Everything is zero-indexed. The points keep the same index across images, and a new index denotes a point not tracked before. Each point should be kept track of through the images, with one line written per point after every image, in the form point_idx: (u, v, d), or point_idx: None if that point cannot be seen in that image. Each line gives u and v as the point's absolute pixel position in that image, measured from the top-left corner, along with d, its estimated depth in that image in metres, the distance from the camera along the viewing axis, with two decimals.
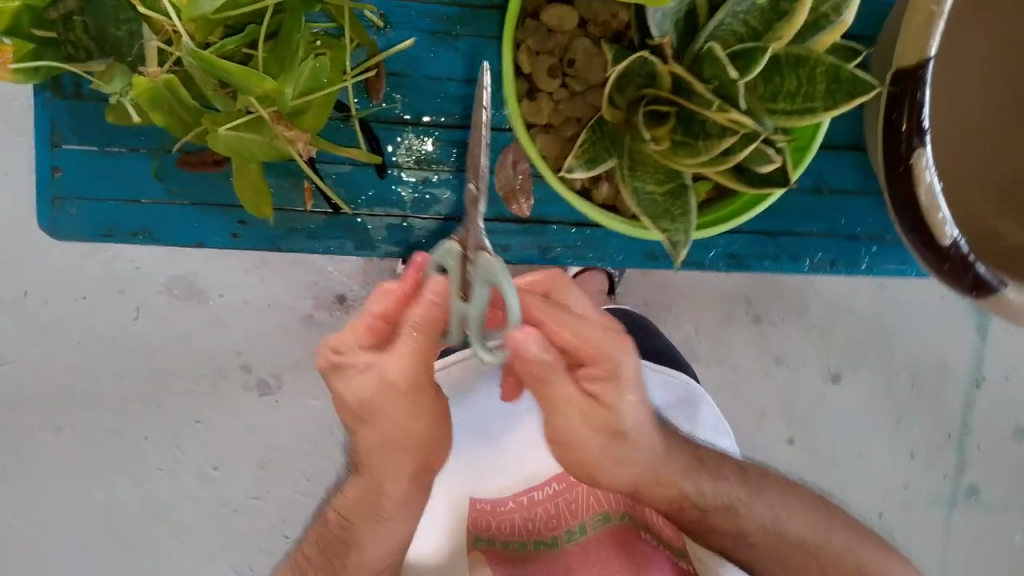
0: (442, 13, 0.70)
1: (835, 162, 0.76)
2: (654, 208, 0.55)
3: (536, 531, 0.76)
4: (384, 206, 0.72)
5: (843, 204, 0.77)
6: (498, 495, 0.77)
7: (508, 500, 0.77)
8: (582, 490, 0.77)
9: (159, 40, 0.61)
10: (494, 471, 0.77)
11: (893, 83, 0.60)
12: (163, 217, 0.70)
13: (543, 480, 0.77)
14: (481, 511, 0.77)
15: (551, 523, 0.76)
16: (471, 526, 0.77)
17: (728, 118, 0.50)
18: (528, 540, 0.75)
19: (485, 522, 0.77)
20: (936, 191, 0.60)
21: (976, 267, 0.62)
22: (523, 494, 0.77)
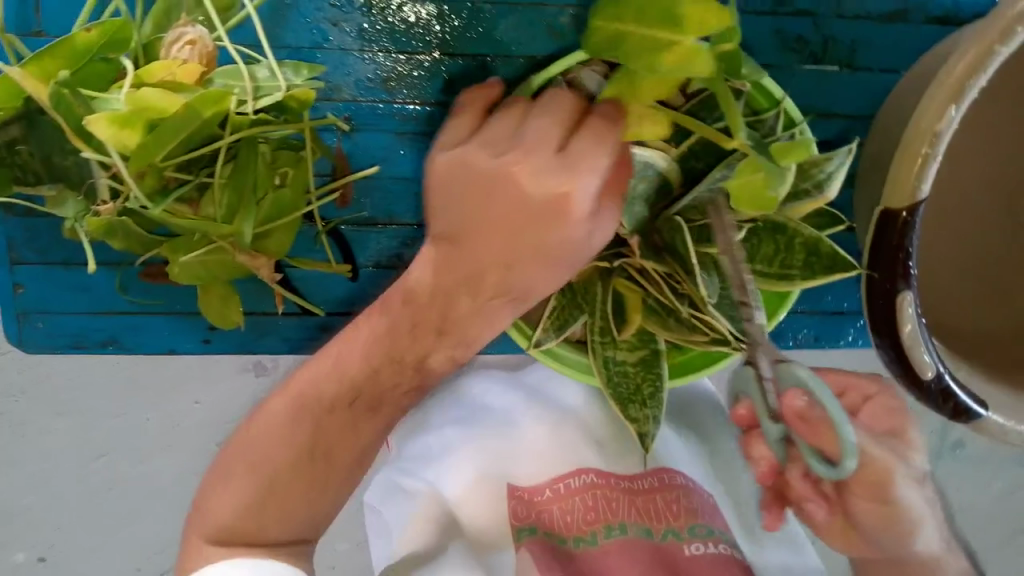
0: (410, 112, 0.66)
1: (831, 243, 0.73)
2: (624, 385, 0.53)
3: (571, 529, 0.67)
4: (357, 304, 0.70)
5: (831, 281, 0.75)
6: (534, 483, 0.68)
7: (545, 488, 0.68)
8: (623, 495, 0.68)
9: (109, 180, 0.58)
10: (518, 457, 0.69)
11: (880, 224, 0.58)
12: (131, 326, 0.69)
13: (578, 469, 0.69)
14: (519, 496, 0.68)
15: (589, 522, 0.67)
16: (507, 514, 0.67)
17: (701, 317, 0.50)
18: (565, 538, 0.67)
19: (524, 510, 0.67)
20: (919, 332, 0.58)
21: (957, 395, 0.61)
22: (558, 482, 0.68)
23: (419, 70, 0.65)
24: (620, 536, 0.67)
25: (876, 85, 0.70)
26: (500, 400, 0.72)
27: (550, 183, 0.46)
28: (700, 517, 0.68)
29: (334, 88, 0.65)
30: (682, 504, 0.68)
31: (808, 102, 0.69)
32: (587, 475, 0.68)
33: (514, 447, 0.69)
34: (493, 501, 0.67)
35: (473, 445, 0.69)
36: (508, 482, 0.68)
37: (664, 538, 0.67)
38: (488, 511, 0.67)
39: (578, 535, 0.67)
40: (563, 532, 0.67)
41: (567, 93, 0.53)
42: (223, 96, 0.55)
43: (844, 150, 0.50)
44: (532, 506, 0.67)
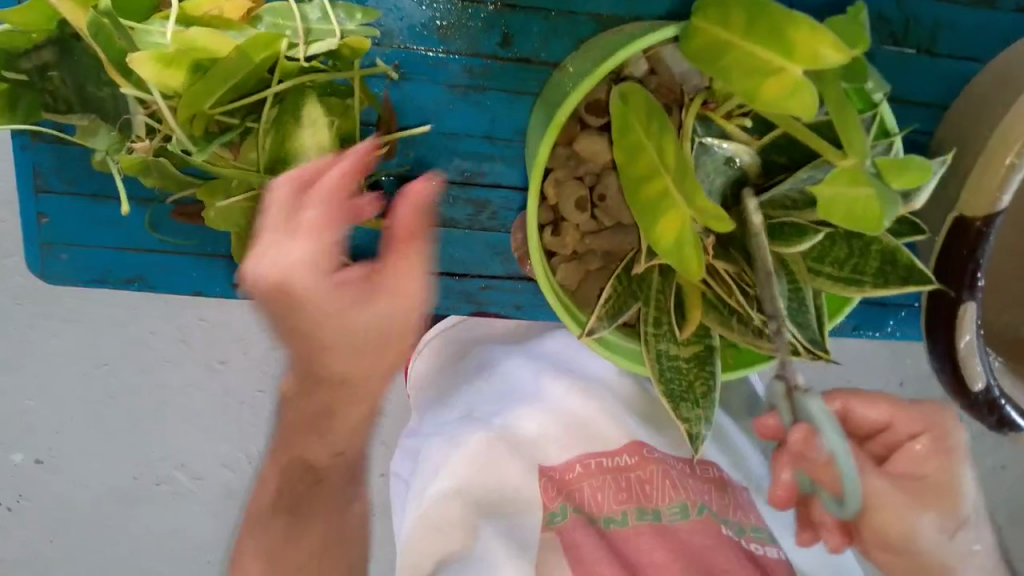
0: (465, 64, 0.62)
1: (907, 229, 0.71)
2: (677, 382, 0.51)
3: (602, 507, 0.63)
4: None
5: None
6: (567, 459, 0.64)
7: (578, 462, 0.64)
8: (659, 467, 0.64)
9: (146, 117, 0.55)
10: (549, 431, 0.65)
11: (951, 231, 0.56)
12: (157, 265, 0.66)
13: (619, 448, 0.64)
14: (551, 478, 0.63)
15: (621, 500, 0.63)
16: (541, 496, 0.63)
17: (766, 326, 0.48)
18: (596, 517, 0.63)
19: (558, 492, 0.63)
20: (977, 343, 0.57)
21: (1003, 408, 0.59)
22: (594, 458, 0.64)
23: (477, 20, 0.61)
24: (653, 520, 0.63)
25: (953, 72, 0.66)
26: (537, 371, 0.67)
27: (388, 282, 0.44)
28: (732, 511, 0.65)
29: (386, 33, 0.61)
30: (714, 498, 0.65)
31: (880, 85, 0.66)
32: (626, 456, 0.64)
33: (543, 419, 0.65)
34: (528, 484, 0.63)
35: (506, 425, 0.64)
36: (541, 464, 0.64)
37: (700, 514, 0.63)
38: (520, 492, 0.63)
39: (609, 513, 0.63)
40: (594, 510, 0.63)
41: (645, 69, 0.50)
42: (275, 38, 0.52)
43: (937, 161, 0.47)
44: (564, 490, 0.63)
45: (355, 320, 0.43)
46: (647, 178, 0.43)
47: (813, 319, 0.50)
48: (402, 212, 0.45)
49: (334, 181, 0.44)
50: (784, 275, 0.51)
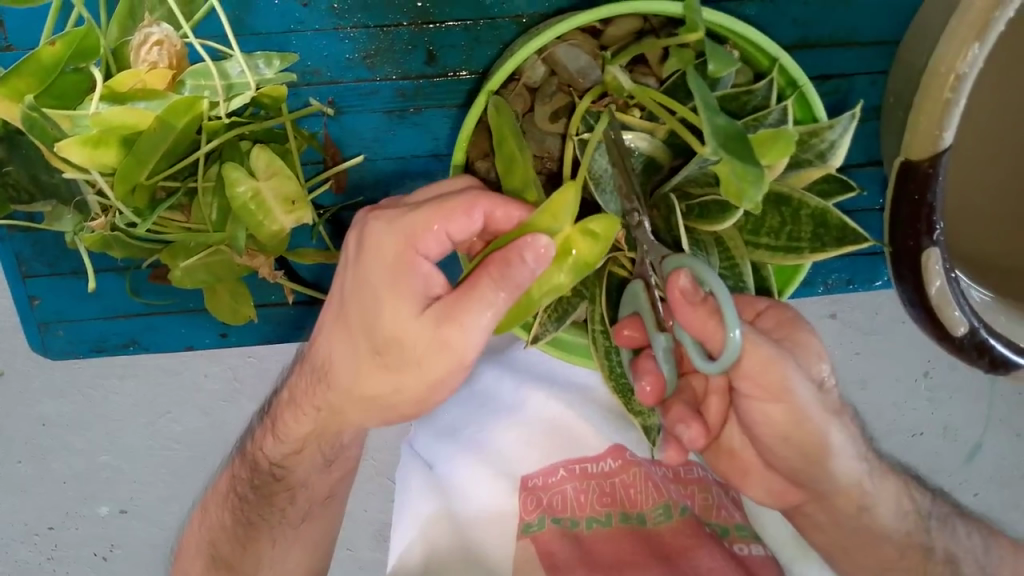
0: (395, 89, 0.63)
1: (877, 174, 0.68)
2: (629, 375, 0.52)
3: (584, 509, 0.68)
4: None
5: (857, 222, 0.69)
6: (547, 467, 0.69)
7: (559, 470, 0.69)
8: (638, 471, 0.69)
9: (94, 197, 0.57)
10: (526, 444, 0.70)
11: (899, 178, 0.53)
12: (147, 328, 0.69)
13: (593, 454, 0.69)
14: (531, 489, 0.69)
15: (602, 503, 0.69)
16: (519, 507, 0.68)
17: None
18: (578, 519, 0.68)
19: (535, 500, 0.68)
20: (948, 289, 0.54)
21: (993, 348, 0.57)
22: (573, 465, 0.69)
23: (400, 42, 0.62)
24: (637, 523, 0.68)
25: (898, 5, 0.63)
26: (510, 386, 0.72)
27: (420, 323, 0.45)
28: (713, 513, 0.70)
29: (312, 71, 0.62)
30: (697, 500, 0.70)
31: (823, 30, 0.63)
32: (605, 461, 0.69)
33: (519, 435, 0.70)
34: (507, 497, 0.69)
35: (487, 441, 0.70)
36: (519, 475, 0.69)
37: (683, 514, 0.69)
38: (498, 504, 0.69)
39: (592, 516, 0.68)
40: (575, 513, 0.68)
41: (544, 72, 0.50)
42: (194, 101, 0.54)
43: (848, 117, 0.45)
44: (548, 495, 0.69)
45: (420, 355, 0.45)
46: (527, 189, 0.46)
47: None
48: (457, 233, 0.44)
49: (435, 216, 0.44)
50: (720, 253, 0.50)
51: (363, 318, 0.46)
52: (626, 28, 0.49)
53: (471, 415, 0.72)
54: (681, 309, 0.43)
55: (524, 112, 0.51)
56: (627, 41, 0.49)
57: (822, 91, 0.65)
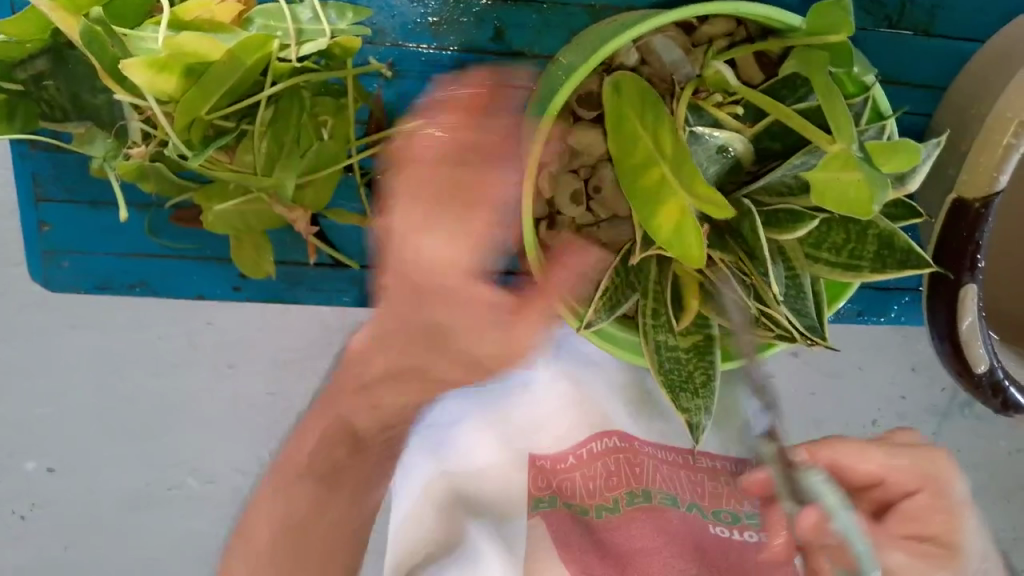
0: (459, 61, 0.62)
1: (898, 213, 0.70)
2: (676, 372, 0.51)
3: (593, 497, 0.68)
4: None
5: None
6: (557, 450, 0.69)
7: (569, 454, 0.69)
8: (644, 459, 0.69)
9: (141, 123, 0.55)
10: (532, 420, 0.70)
11: (950, 215, 0.55)
12: (157, 271, 0.67)
13: (600, 435, 0.69)
14: (540, 470, 0.68)
15: (612, 487, 0.68)
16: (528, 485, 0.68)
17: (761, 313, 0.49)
18: (588, 506, 0.68)
19: (544, 481, 0.68)
20: (978, 326, 0.56)
21: (1007, 390, 0.59)
22: (580, 447, 0.69)
23: (468, 15, 0.61)
24: (643, 502, 0.67)
25: (951, 53, 0.66)
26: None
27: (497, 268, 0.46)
28: (723, 502, 0.67)
29: (377, 29, 0.61)
30: (707, 490, 0.68)
31: (878, 67, 0.65)
32: (609, 440, 0.69)
33: (524, 410, 0.70)
34: (518, 468, 0.68)
35: (495, 413, 0.70)
36: (529, 451, 0.69)
37: (689, 510, 0.67)
38: (510, 480, 0.68)
39: (601, 503, 0.68)
40: (586, 500, 0.68)
41: (637, 60, 0.50)
42: (267, 40, 0.53)
43: (933, 143, 0.46)
44: (552, 480, 0.68)
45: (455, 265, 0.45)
46: (645, 169, 0.45)
47: (811, 308, 0.50)
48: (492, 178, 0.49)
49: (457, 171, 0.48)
50: (783, 263, 0.51)
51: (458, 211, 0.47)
52: (719, 29, 0.50)
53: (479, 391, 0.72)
54: (816, 538, 0.47)
55: None
56: (720, 41, 0.50)
57: None
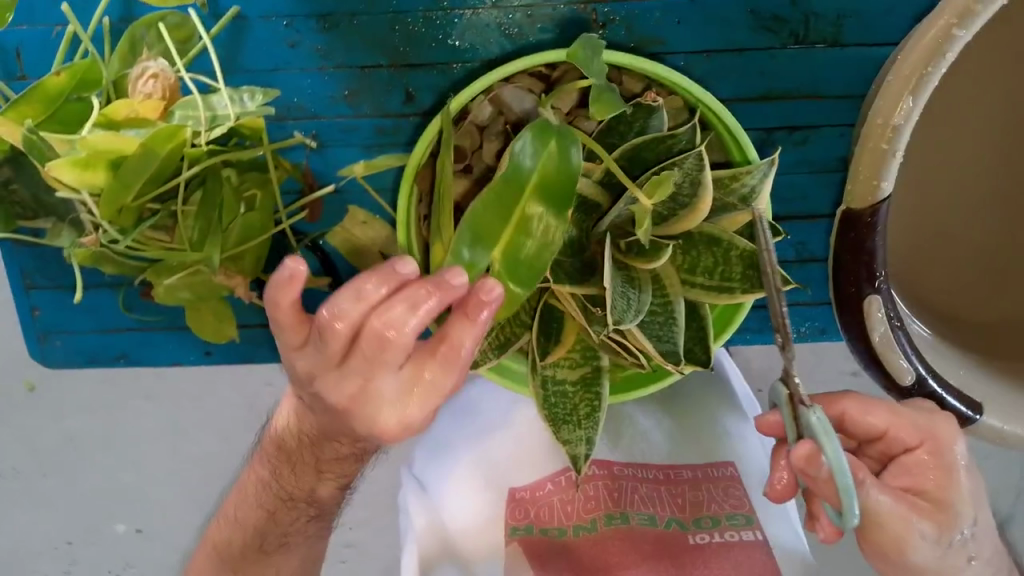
0: (375, 125, 0.66)
1: (820, 228, 0.70)
2: (561, 405, 0.52)
3: (571, 518, 0.67)
4: None
5: (815, 270, 0.71)
6: (536, 481, 0.68)
7: (547, 483, 0.68)
8: (626, 481, 0.68)
9: (85, 214, 0.61)
10: (507, 454, 0.69)
11: (842, 225, 0.55)
12: (136, 343, 0.74)
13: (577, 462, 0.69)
14: (518, 500, 0.67)
15: (589, 509, 0.67)
16: (506, 515, 0.67)
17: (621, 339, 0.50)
18: (565, 527, 0.66)
19: (522, 510, 0.67)
20: (891, 335, 0.55)
21: (946, 400, 0.57)
22: (561, 475, 0.68)
23: (380, 83, 0.65)
24: (621, 523, 0.67)
25: (866, 61, 0.65)
26: (493, 405, 0.72)
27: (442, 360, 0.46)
28: (702, 509, 0.66)
29: (295, 105, 0.66)
30: (685, 500, 0.67)
31: (789, 84, 0.65)
32: (591, 467, 0.68)
33: (497, 445, 0.70)
34: (493, 506, 0.67)
35: (472, 450, 0.70)
36: (507, 487, 0.68)
37: (668, 526, 0.66)
38: (486, 514, 0.67)
39: (579, 522, 0.67)
40: (563, 521, 0.67)
41: (491, 112, 0.52)
42: (178, 129, 0.58)
43: (767, 162, 0.48)
44: (533, 505, 0.67)
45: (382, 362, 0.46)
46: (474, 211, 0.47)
47: (679, 334, 0.50)
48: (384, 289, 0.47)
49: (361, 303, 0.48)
50: (655, 290, 0.51)
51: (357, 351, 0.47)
52: (569, 74, 0.52)
53: (459, 427, 0.71)
54: (810, 471, 0.47)
55: (473, 150, 0.53)
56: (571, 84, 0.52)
57: (790, 140, 0.67)
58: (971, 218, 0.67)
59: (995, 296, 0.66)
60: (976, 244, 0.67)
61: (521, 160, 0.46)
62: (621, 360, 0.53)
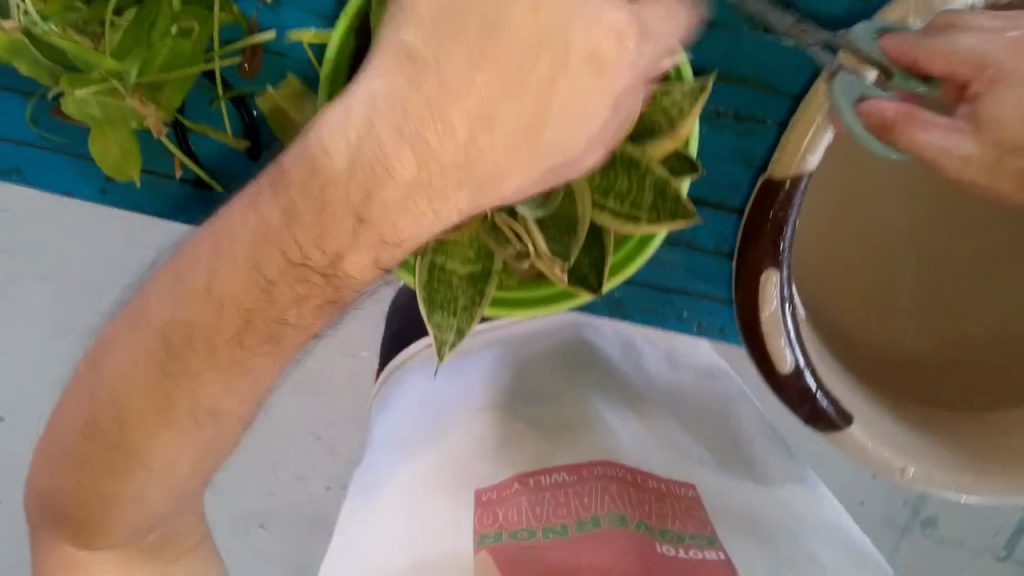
0: None
1: (728, 220, 0.70)
2: (441, 292, 0.50)
3: (539, 520, 0.51)
4: None
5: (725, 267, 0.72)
6: (501, 482, 0.55)
7: (513, 482, 0.55)
8: (594, 481, 0.55)
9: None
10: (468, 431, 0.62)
11: (760, 192, 0.55)
12: (32, 162, 0.70)
13: (553, 464, 0.57)
14: (487, 502, 0.54)
15: (558, 513, 0.51)
16: (475, 520, 0.52)
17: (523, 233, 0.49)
18: (534, 527, 0.50)
19: (492, 513, 0.52)
20: (781, 317, 0.55)
21: (817, 398, 0.57)
22: (525, 475, 0.56)
23: None
24: (592, 525, 0.50)
25: None
26: (434, 391, 0.67)
27: (593, 28, 0.35)
28: (669, 520, 0.52)
29: None
30: (651, 509, 0.53)
31: None
32: (556, 474, 0.56)
33: (458, 423, 0.63)
34: (448, 524, 0.52)
35: (433, 428, 0.63)
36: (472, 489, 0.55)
37: (637, 528, 0.50)
38: (449, 520, 0.52)
39: (547, 524, 0.50)
40: (529, 523, 0.50)
41: None
42: None
43: (701, 88, 0.47)
44: (495, 503, 0.53)
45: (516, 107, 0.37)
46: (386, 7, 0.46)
47: (574, 245, 0.50)
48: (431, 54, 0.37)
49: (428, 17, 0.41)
50: (564, 199, 0.50)
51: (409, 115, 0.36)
52: None
53: (411, 417, 0.65)
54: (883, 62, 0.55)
55: None
56: None
57: (738, 127, 0.65)
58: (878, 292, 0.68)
59: (971, 276, 0.66)
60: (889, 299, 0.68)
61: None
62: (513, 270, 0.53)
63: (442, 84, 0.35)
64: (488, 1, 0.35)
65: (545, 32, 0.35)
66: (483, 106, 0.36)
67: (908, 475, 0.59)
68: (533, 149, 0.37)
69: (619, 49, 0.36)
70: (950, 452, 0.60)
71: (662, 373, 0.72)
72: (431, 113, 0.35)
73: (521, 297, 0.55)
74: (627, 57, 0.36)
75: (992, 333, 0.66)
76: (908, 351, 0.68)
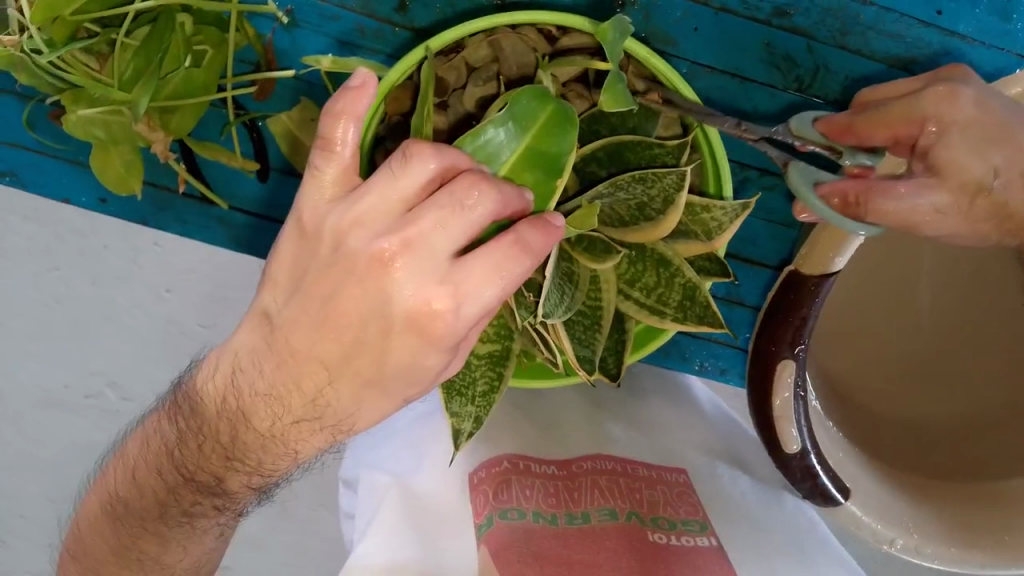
0: (356, 22, 0.62)
1: (765, 277, 0.69)
2: (460, 375, 0.50)
3: (531, 501, 0.60)
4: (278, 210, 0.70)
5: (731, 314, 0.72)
6: (492, 459, 0.64)
7: (496, 475, 0.62)
8: (585, 477, 0.64)
9: (14, 9, 0.54)
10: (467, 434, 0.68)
11: (786, 284, 0.55)
12: (29, 165, 0.69)
13: (546, 461, 0.66)
14: (479, 484, 0.62)
15: (549, 502, 0.61)
16: (474, 506, 0.61)
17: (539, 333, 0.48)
18: (525, 510, 0.59)
19: (482, 495, 0.61)
20: (793, 404, 0.56)
21: (819, 477, 0.58)
22: (521, 460, 0.64)
23: None
24: (581, 523, 0.60)
25: None
26: (423, 407, 0.72)
27: (416, 292, 0.40)
28: (660, 509, 0.63)
29: None
30: (643, 497, 0.63)
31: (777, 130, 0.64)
32: (550, 466, 0.65)
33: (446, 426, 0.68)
34: (454, 497, 0.63)
35: (429, 426, 0.69)
36: (467, 472, 0.64)
37: (627, 520, 0.61)
38: (447, 511, 0.62)
39: (539, 510, 0.60)
40: (524, 503, 0.60)
41: (486, 55, 0.49)
42: None
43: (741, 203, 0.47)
44: (493, 481, 0.62)
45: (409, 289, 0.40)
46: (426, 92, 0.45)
47: (600, 342, 0.48)
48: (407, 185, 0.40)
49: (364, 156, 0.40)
50: (590, 291, 0.49)
51: (327, 291, 0.41)
52: (578, 44, 0.49)
53: (408, 417, 0.72)
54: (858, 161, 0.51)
55: (455, 88, 0.50)
56: (578, 52, 0.49)
57: (759, 184, 0.65)
58: (894, 374, 0.69)
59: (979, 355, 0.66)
60: (906, 385, 0.69)
61: (496, 150, 0.43)
62: (529, 350, 0.52)
63: (289, 361, 0.43)
64: (373, 213, 0.40)
65: (366, 311, 0.41)
66: (326, 378, 0.43)
67: (896, 547, 0.59)
68: (386, 382, 0.42)
69: (402, 253, 0.39)
70: (936, 517, 0.60)
71: (653, 379, 0.77)
72: (324, 324, 0.42)
73: (533, 370, 0.55)
74: (452, 322, 0.40)
75: (992, 404, 0.66)
76: (906, 415, 0.69)
